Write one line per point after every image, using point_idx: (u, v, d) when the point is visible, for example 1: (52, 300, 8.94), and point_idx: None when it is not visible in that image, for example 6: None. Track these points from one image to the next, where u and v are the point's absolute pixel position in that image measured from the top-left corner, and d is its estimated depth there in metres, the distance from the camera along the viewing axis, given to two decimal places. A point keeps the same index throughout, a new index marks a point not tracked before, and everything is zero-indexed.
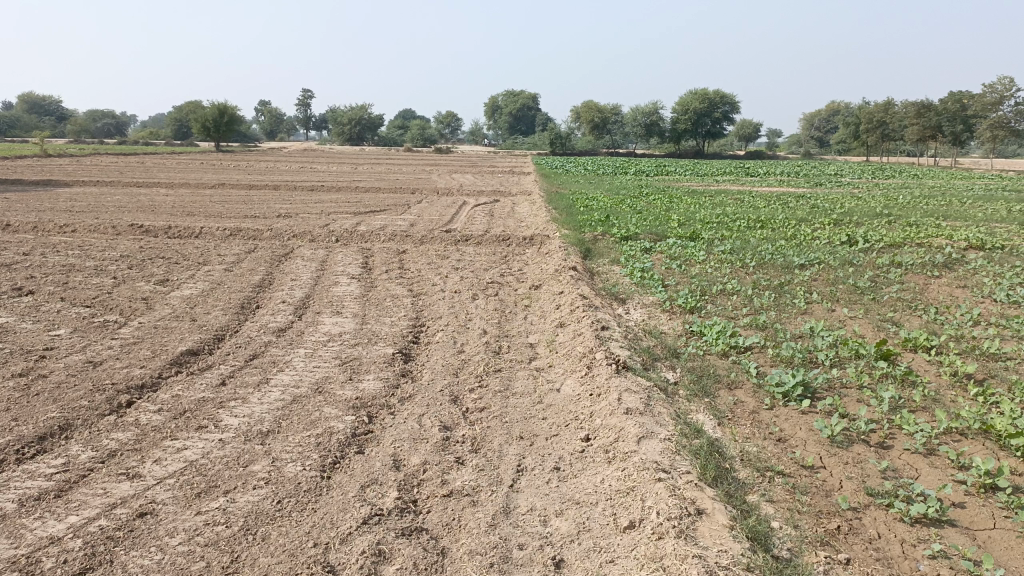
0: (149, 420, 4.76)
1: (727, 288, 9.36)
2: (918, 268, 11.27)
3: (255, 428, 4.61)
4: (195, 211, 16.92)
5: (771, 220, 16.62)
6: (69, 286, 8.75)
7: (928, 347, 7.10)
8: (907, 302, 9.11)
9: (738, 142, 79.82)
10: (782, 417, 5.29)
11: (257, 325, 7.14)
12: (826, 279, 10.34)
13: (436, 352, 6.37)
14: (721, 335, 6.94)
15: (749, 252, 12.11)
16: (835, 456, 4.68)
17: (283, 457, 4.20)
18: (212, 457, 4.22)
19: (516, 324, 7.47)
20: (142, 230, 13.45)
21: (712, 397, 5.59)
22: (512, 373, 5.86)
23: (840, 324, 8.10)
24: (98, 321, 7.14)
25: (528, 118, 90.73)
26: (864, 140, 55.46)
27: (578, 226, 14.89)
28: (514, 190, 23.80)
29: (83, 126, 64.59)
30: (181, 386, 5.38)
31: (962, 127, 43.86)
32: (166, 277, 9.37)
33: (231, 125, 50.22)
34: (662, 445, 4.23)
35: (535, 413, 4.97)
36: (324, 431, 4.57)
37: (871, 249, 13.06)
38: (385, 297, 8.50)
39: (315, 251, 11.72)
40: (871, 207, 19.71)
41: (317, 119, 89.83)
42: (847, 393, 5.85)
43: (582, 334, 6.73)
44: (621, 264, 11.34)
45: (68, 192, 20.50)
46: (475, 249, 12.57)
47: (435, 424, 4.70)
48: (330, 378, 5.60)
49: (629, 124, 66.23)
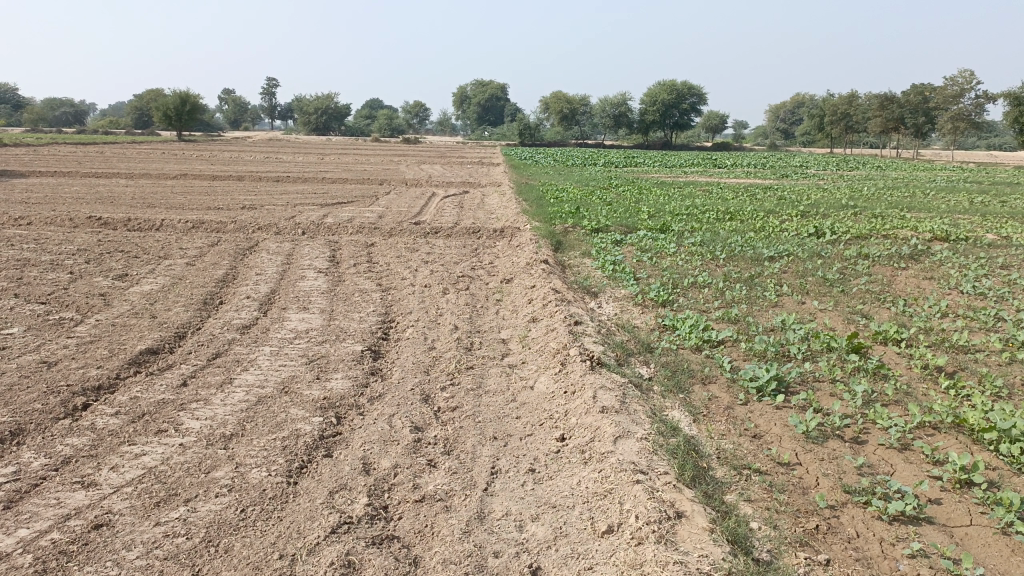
0: (105, 424, 4.56)
1: (699, 280, 9.32)
2: (885, 260, 11.35)
3: (218, 431, 4.43)
4: (156, 203, 16.50)
5: (740, 211, 16.66)
6: (23, 281, 8.43)
7: (899, 339, 7.13)
8: (876, 294, 9.16)
9: (705, 134, 80.26)
10: (757, 413, 5.25)
11: (221, 322, 6.93)
12: (796, 271, 10.36)
13: (406, 349, 6.23)
14: (694, 329, 6.89)
15: (719, 244, 12.11)
16: (811, 452, 4.65)
17: (247, 463, 4.04)
18: (173, 462, 4.04)
19: (487, 319, 7.35)
20: (101, 222, 13.06)
21: (686, 392, 5.52)
22: (484, 370, 5.74)
23: (811, 316, 8.10)
24: (53, 319, 6.87)
25: (496, 109, 90.36)
26: (829, 132, 56.06)
27: (548, 218, 14.78)
28: (484, 181, 23.63)
29: (40, 114, 63.01)
30: (141, 388, 5.17)
31: (924, 119, 44.50)
32: (126, 272, 9.08)
33: (194, 114, 49.32)
34: (639, 444, 4.14)
35: (508, 412, 4.86)
36: (291, 434, 4.41)
37: (838, 241, 13.15)
38: (353, 292, 8.32)
39: (281, 244, 11.48)
40: (838, 198, 19.88)
41: (282, 109, 88.59)
42: (821, 387, 5.83)
43: (554, 329, 6.63)
44: (593, 256, 11.26)
45: (24, 183, 19.91)
46: (445, 241, 12.41)
47: (406, 425, 4.57)
48: (297, 377, 5.43)
49: (598, 115, 66.23)
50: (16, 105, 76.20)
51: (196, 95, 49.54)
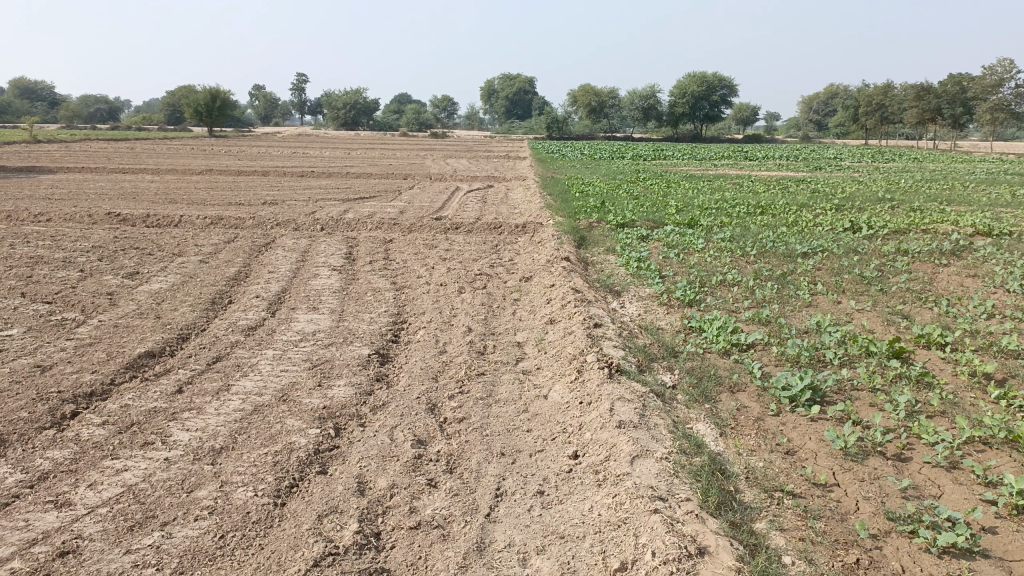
0: (90, 435, 4.29)
1: (728, 278, 8.89)
2: (925, 256, 10.81)
3: (207, 444, 4.15)
4: (178, 198, 16.38)
5: (771, 205, 16.13)
6: (33, 279, 8.27)
7: (943, 343, 6.66)
8: (916, 294, 8.66)
9: (737, 126, 79.01)
10: (790, 425, 4.85)
11: (226, 323, 6.66)
12: (831, 268, 9.87)
13: (415, 352, 5.91)
14: (722, 332, 6.49)
15: (749, 240, 11.64)
16: (850, 472, 4.25)
17: (234, 481, 3.74)
18: (155, 480, 3.76)
19: (504, 320, 7.00)
20: (119, 218, 12.93)
21: (713, 403, 5.14)
22: (497, 376, 5.40)
23: (848, 317, 7.65)
24: (55, 320, 6.66)
25: (525, 103, 89.83)
26: (864, 123, 54.74)
27: (572, 213, 14.40)
28: (509, 176, 23.27)
29: (73, 111, 64.01)
30: (134, 395, 4.91)
31: (962, 109, 43.20)
32: (137, 269, 8.89)
33: (224, 110, 49.46)
34: (658, 465, 3.77)
35: (519, 424, 4.52)
36: (284, 448, 4.11)
37: (875, 236, 12.60)
38: (366, 291, 8.02)
39: (297, 241, 11.20)
40: (873, 191, 19.21)
41: (311, 104, 89.04)
42: (859, 396, 5.41)
43: (573, 332, 6.26)
44: (617, 253, 10.85)
45: (51, 179, 19.99)
46: (466, 237, 12.09)
47: (408, 438, 4.25)
48: (298, 384, 5.13)
49: (627, 108, 65.43)
50: (50, 102, 77.35)
51: (225, 91, 49.72)
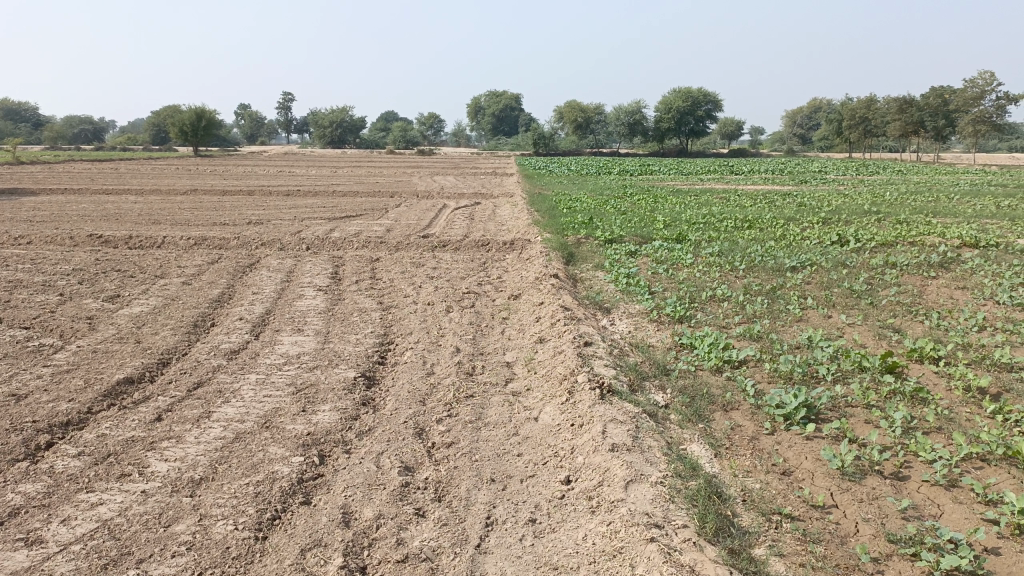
0: (65, 467, 4.14)
1: (717, 294, 8.82)
2: (914, 269, 10.80)
3: (186, 475, 4.01)
4: (162, 219, 16.22)
5: (758, 219, 16.14)
6: (11, 304, 8.10)
7: (936, 356, 6.60)
8: (907, 307, 8.62)
9: (721, 140, 79.56)
10: (785, 445, 4.76)
11: (208, 347, 6.52)
12: (820, 282, 9.83)
13: (402, 375, 5.79)
14: (714, 348, 6.41)
15: (738, 254, 11.60)
16: (848, 493, 4.16)
17: (214, 514, 3.60)
18: (132, 514, 3.62)
19: (492, 340, 6.89)
20: (102, 240, 12.77)
21: (706, 422, 5.04)
22: (486, 398, 5.28)
23: (839, 332, 7.59)
24: (32, 346, 6.49)
25: (511, 120, 90.14)
26: (847, 136, 55.20)
27: (560, 229, 14.34)
28: (496, 192, 23.23)
29: (57, 132, 63.65)
30: (111, 424, 4.76)
31: (944, 122, 43.63)
32: (118, 292, 8.73)
33: (209, 129, 49.28)
34: (653, 490, 3.66)
35: (509, 448, 4.40)
36: (266, 478, 3.97)
37: (863, 249, 12.61)
38: (352, 312, 7.89)
39: (283, 261, 11.07)
40: (859, 204, 19.28)
41: (297, 123, 89.01)
42: (854, 413, 5.33)
43: (562, 351, 6.16)
44: (606, 269, 10.78)
45: (33, 200, 19.77)
46: (453, 255, 12.00)
47: (395, 465, 4.13)
48: (281, 409, 4.99)
49: (613, 124, 65.78)
50: (34, 123, 76.95)
51: (211, 111, 49.58)
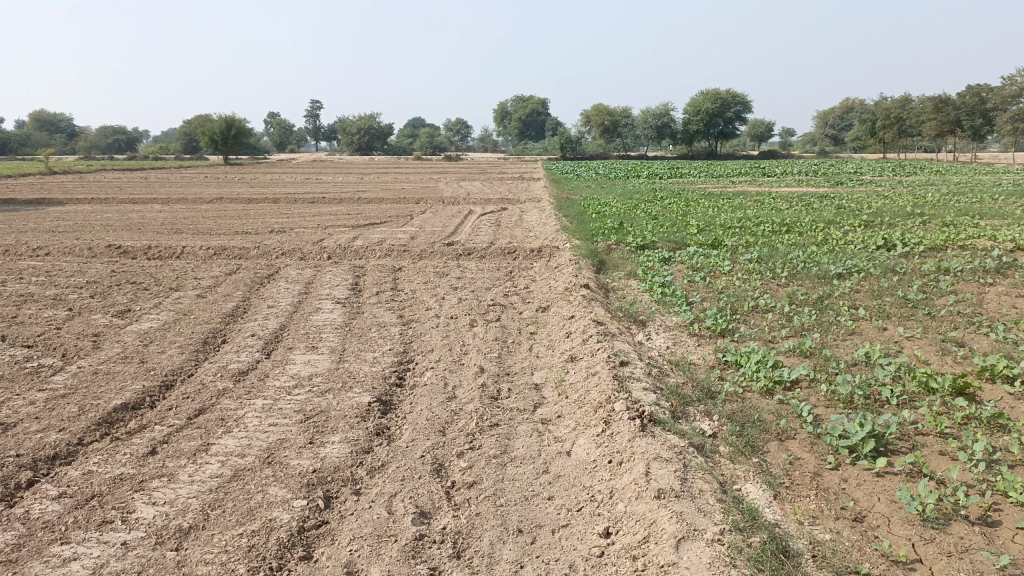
0: (41, 512, 3.69)
1: (761, 304, 8.22)
2: (968, 275, 10.07)
3: (175, 523, 3.56)
4: (184, 228, 15.94)
5: (796, 223, 15.44)
6: (18, 320, 7.76)
7: (1010, 375, 5.94)
8: (968, 317, 7.95)
9: (750, 142, 78.22)
10: (854, 484, 4.20)
11: (216, 367, 6.09)
12: (870, 291, 9.16)
13: (421, 399, 5.29)
14: (762, 367, 5.82)
15: (779, 261, 10.96)
16: (935, 544, 3.58)
17: (199, 574, 3.13)
18: (107, 573, 3.16)
19: (519, 358, 6.37)
20: (120, 251, 12.48)
21: (761, 456, 4.49)
22: (512, 428, 4.77)
23: (898, 347, 6.96)
24: (31, 367, 6.11)
25: (538, 124, 89.73)
26: (882, 136, 53.78)
27: (589, 235, 13.79)
28: (522, 197, 22.71)
29: (90, 143, 64.61)
30: (100, 459, 4.31)
31: (982, 120, 42.19)
32: (129, 306, 8.38)
33: (238, 138, 49.35)
34: (709, 549, 3.11)
35: (539, 489, 3.89)
36: (263, 527, 3.49)
37: (911, 254, 11.88)
38: (370, 327, 7.43)
39: (301, 272, 10.65)
40: (901, 206, 18.47)
41: (326, 130, 89.44)
42: (926, 444, 4.73)
43: (596, 372, 5.62)
44: (639, 278, 10.22)
45: (58, 210, 19.65)
46: (478, 264, 11.51)
47: (409, 511, 3.63)
48: (286, 441, 4.52)
49: (641, 127, 65.00)
50: (68, 132, 78.18)
51: (240, 119, 49.55)
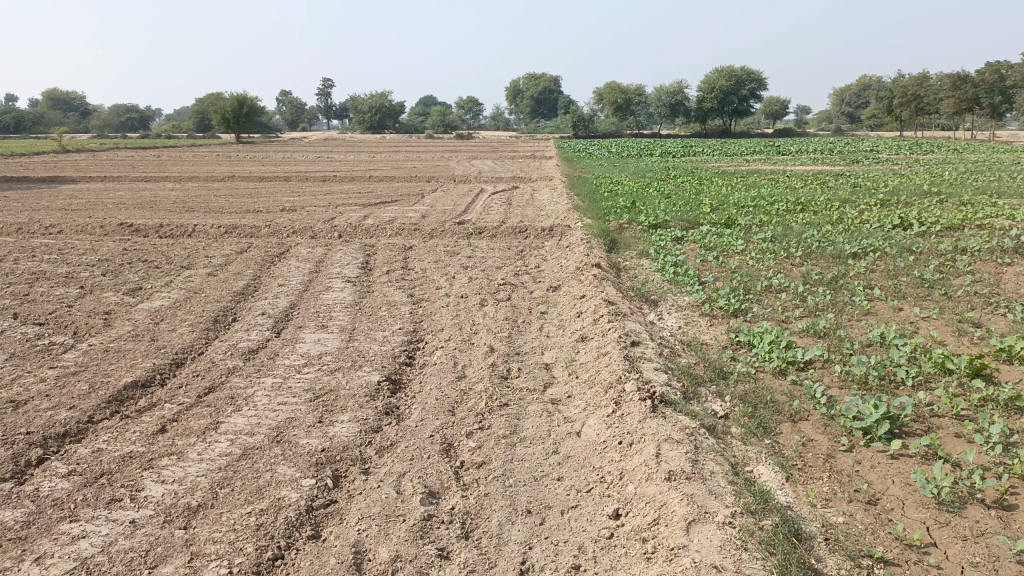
0: (51, 490, 3.70)
1: (774, 283, 8.13)
2: (986, 254, 9.92)
3: (183, 501, 3.55)
4: (195, 207, 15.96)
5: (811, 201, 15.27)
6: (30, 298, 7.78)
7: None
8: (985, 298, 7.83)
9: (765, 120, 77.43)
10: (868, 467, 4.14)
11: (226, 346, 6.08)
12: (885, 271, 9.04)
13: (431, 378, 5.26)
14: (776, 347, 5.76)
15: (793, 240, 10.83)
16: (950, 528, 3.53)
17: (207, 553, 3.12)
18: (115, 551, 3.16)
19: (529, 337, 6.33)
20: (132, 229, 12.49)
21: (774, 438, 4.44)
22: (522, 408, 4.74)
23: (914, 328, 6.86)
24: (43, 345, 6.13)
25: (550, 102, 89.09)
26: (899, 114, 53.04)
27: (601, 214, 13.69)
28: (534, 176, 22.56)
29: (104, 122, 64.80)
30: (110, 437, 4.32)
31: (1001, 98, 41.47)
32: (140, 285, 8.39)
33: (250, 116, 49.27)
34: (720, 532, 3.07)
35: (549, 470, 3.86)
36: (271, 506, 3.48)
37: (927, 233, 11.71)
38: (380, 305, 7.40)
39: (312, 251, 10.63)
40: (918, 185, 18.22)
41: (338, 109, 89.24)
42: (942, 426, 4.67)
43: (607, 352, 5.57)
44: (651, 257, 10.14)
45: (71, 189, 19.70)
46: (489, 243, 11.45)
47: (417, 491, 3.61)
48: (296, 420, 4.50)
49: (654, 105, 64.36)
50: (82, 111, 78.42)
51: (251, 98, 49.43)
